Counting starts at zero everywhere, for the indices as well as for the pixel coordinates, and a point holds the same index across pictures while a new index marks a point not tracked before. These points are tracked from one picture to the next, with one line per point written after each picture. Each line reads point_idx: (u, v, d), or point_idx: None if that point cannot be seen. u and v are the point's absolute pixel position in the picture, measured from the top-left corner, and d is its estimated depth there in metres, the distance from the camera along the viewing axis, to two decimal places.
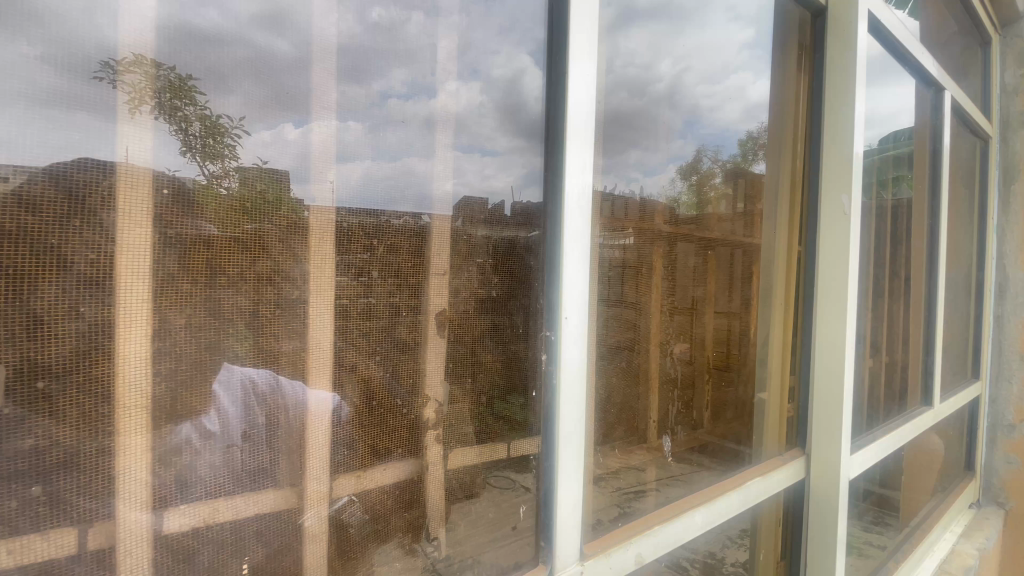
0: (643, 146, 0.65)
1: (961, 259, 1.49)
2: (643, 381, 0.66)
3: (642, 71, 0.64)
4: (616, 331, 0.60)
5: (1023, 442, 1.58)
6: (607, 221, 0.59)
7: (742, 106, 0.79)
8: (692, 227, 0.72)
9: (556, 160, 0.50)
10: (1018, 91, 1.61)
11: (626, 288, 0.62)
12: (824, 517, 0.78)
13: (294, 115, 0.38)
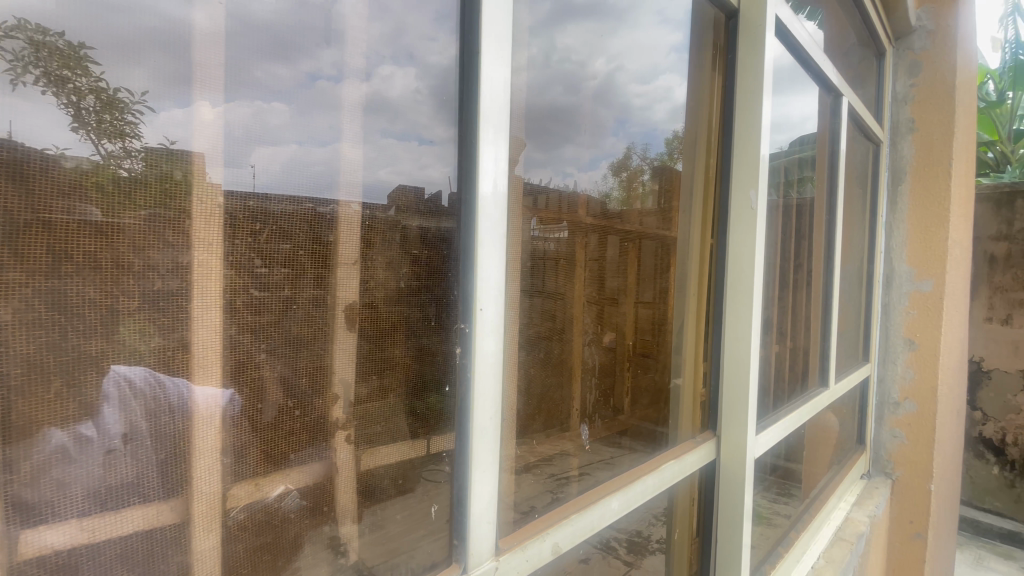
0: (578, 142, 0.67)
1: (855, 253, 1.64)
2: (568, 370, 0.67)
3: (578, 68, 0.66)
4: (539, 321, 0.60)
5: (906, 418, 1.76)
6: (539, 213, 0.61)
7: (670, 106, 0.83)
8: (616, 220, 0.74)
9: (469, 148, 0.48)
10: (906, 100, 1.79)
11: (550, 277, 0.62)
12: (732, 496, 0.82)
13: (207, 93, 0.35)
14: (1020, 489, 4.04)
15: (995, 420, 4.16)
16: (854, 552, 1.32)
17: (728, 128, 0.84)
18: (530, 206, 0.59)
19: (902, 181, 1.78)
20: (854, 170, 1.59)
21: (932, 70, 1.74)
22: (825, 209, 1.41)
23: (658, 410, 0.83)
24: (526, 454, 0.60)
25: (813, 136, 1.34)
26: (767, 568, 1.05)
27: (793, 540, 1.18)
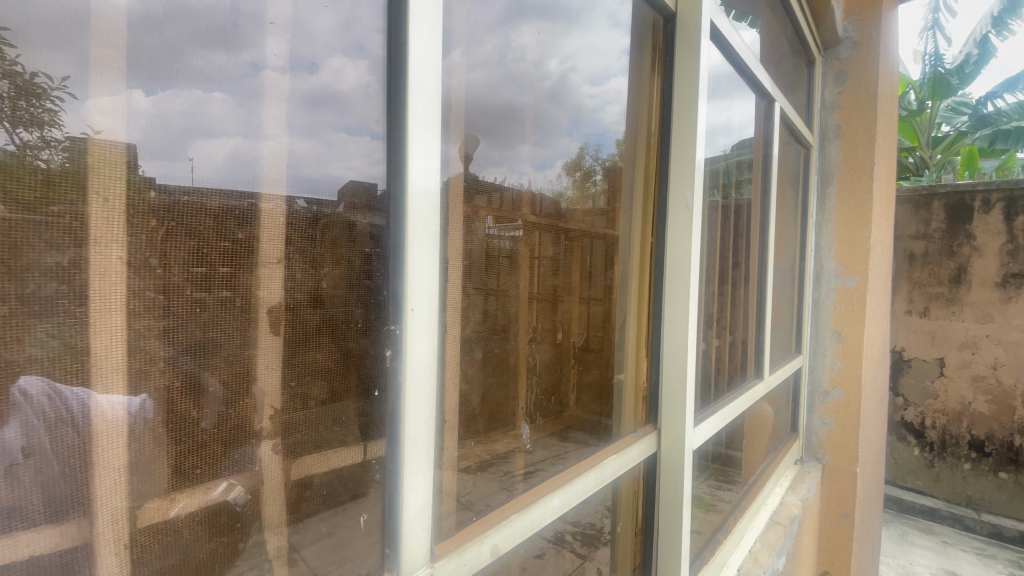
0: (533, 142, 0.68)
1: (787, 251, 1.73)
2: (514, 369, 0.67)
3: (532, 67, 0.67)
4: (479, 319, 0.60)
5: (834, 405, 1.88)
6: (494, 211, 0.62)
7: (621, 108, 0.84)
8: (555, 219, 0.73)
9: (398, 140, 0.45)
10: (834, 107, 1.90)
11: (490, 275, 0.61)
12: (672, 487, 0.84)
13: (142, 80, 0.34)
14: (937, 469, 4.39)
15: (915, 405, 4.50)
16: (788, 534, 1.39)
17: (666, 130, 0.86)
18: (467, 203, 0.57)
19: (830, 183, 1.89)
20: (787, 172, 1.68)
21: (857, 79, 1.86)
22: (759, 209, 1.48)
23: (601, 408, 0.83)
24: (482, 451, 0.61)
25: (751, 139, 1.39)
26: (707, 553, 1.09)
27: (731, 526, 1.23)
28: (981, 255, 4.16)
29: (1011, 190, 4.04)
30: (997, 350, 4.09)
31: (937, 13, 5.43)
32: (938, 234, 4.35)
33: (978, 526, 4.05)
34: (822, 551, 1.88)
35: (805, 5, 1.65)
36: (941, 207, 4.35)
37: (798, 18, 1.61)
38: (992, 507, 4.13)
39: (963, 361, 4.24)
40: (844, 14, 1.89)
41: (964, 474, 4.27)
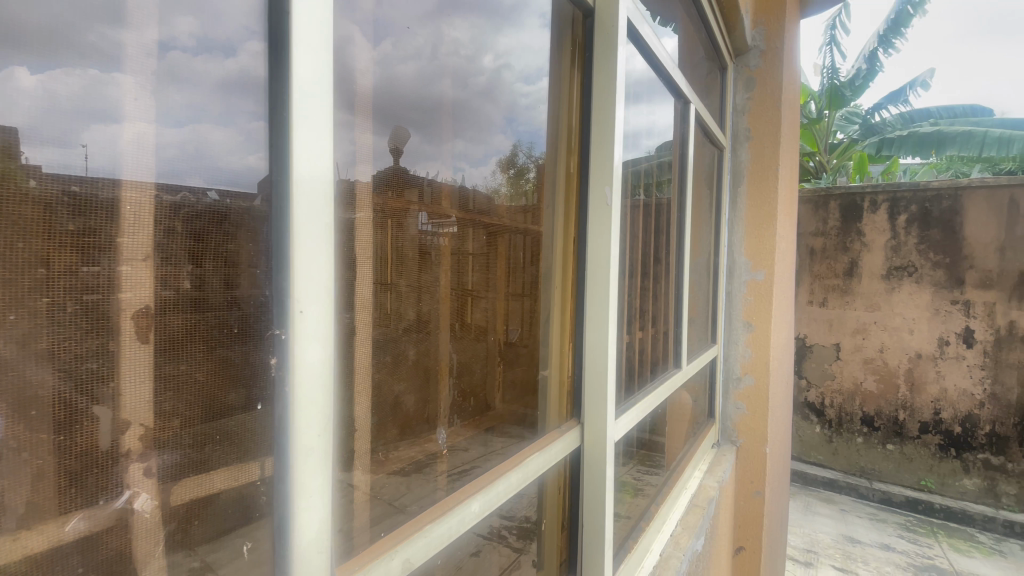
0: (468, 138, 0.66)
1: (703, 247, 1.82)
2: (434, 369, 0.63)
3: (466, 63, 0.65)
4: (392, 317, 0.56)
5: (746, 390, 2.01)
6: (427, 207, 0.60)
7: (549, 104, 0.83)
8: (480, 213, 0.70)
9: (280, 121, 0.40)
10: (743, 111, 2.03)
11: (403, 271, 0.57)
12: (596, 478, 0.86)
13: (27, 59, 0.31)
14: (835, 444, 4.84)
15: (816, 386, 4.94)
16: (706, 515, 1.47)
17: (586, 126, 0.87)
18: (387, 194, 0.54)
19: (741, 183, 2.02)
20: (702, 171, 1.76)
21: (764, 86, 1.99)
22: (677, 207, 1.54)
23: (524, 407, 0.80)
24: (416, 452, 0.60)
25: (669, 138, 1.45)
26: (631, 540, 1.13)
27: (653, 513, 1.27)
28: (870, 250, 4.63)
29: (893, 193, 4.53)
30: (883, 335, 4.58)
31: (832, 30, 5.97)
32: (834, 232, 4.78)
33: (871, 493, 4.53)
34: (738, 528, 2.00)
35: (717, 12, 1.73)
36: (836, 207, 4.79)
37: (712, 25, 1.69)
38: (881, 475, 4.62)
39: (856, 346, 4.71)
40: (752, 24, 2.01)
41: (857, 447, 4.74)
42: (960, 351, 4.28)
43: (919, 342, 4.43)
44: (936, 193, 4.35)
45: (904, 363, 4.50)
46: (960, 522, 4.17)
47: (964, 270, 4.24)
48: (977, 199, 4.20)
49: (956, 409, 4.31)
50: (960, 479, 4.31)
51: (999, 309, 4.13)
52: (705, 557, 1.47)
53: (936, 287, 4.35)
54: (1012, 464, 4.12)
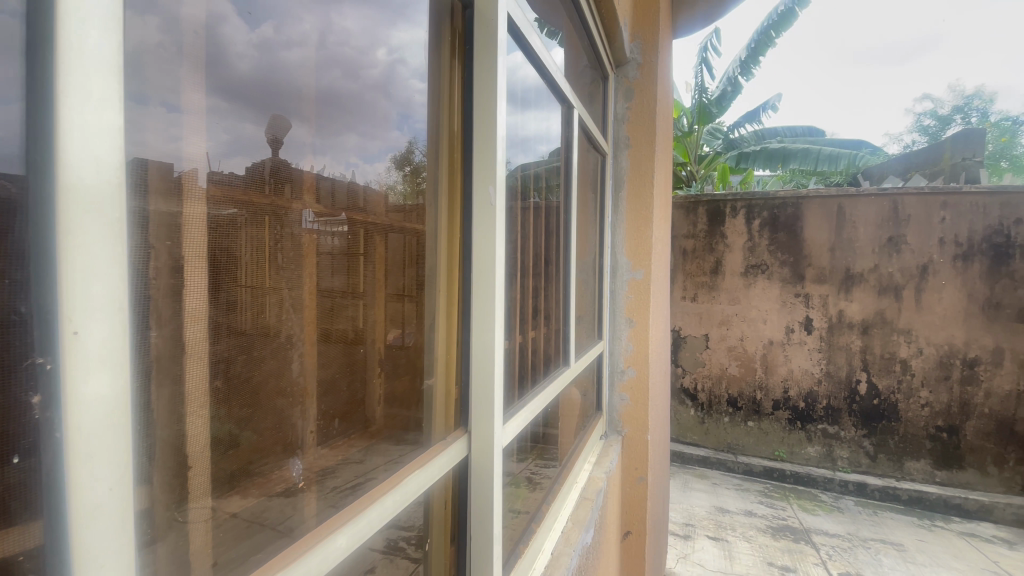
0: (361, 131, 0.62)
1: (588, 249, 1.90)
2: (297, 390, 0.55)
3: (357, 54, 0.61)
4: (241, 331, 0.48)
5: (629, 382, 2.13)
6: (319, 206, 0.58)
7: (434, 95, 0.79)
8: (357, 210, 0.64)
9: (39, 89, 0.31)
10: (623, 119, 2.15)
11: (258, 276, 0.50)
12: (483, 486, 0.83)
13: None
14: (706, 424, 5.37)
15: (690, 373, 5.43)
16: (594, 508, 1.50)
17: (468, 121, 0.84)
18: (256, 189, 0.50)
19: (622, 188, 2.15)
20: (587, 176, 1.83)
21: (641, 97, 2.12)
22: (564, 209, 1.57)
23: (408, 420, 0.74)
24: (306, 468, 0.55)
25: (555, 144, 1.48)
26: (524, 540, 1.13)
27: (542, 514, 1.26)
28: (731, 251, 5.19)
29: (749, 201, 5.12)
30: (743, 325, 5.16)
31: (704, 53, 6.62)
32: (702, 234, 5.30)
33: (736, 466, 5.09)
34: (626, 513, 2.10)
35: (599, 23, 1.80)
36: (703, 212, 5.30)
37: (594, 36, 1.76)
38: (744, 449, 5.20)
39: (722, 335, 5.25)
40: (631, 37, 2.13)
41: (724, 426, 5.29)
42: (803, 337, 4.96)
43: (771, 330, 5.06)
44: (782, 202, 4.99)
45: (759, 349, 5.11)
46: (806, 484, 4.84)
47: (804, 268, 4.93)
48: (813, 207, 4.90)
49: (801, 387, 4.99)
50: (806, 447, 5.00)
51: (831, 301, 4.86)
52: (594, 547, 1.52)
53: (783, 283, 5.00)
54: (844, 431, 4.86)
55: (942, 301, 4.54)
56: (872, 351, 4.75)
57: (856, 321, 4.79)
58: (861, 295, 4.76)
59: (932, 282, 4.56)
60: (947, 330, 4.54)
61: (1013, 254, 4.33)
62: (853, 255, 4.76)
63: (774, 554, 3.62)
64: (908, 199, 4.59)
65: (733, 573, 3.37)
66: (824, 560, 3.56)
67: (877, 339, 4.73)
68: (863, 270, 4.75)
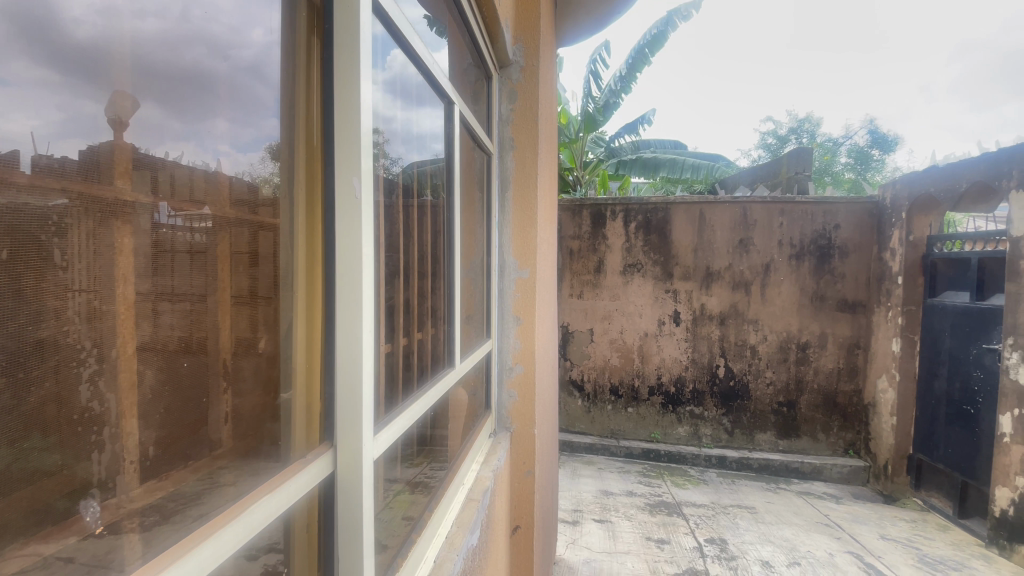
0: (229, 117, 0.60)
1: (475, 250, 1.88)
2: (101, 419, 0.47)
3: (230, 33, 0.59)
4: (11, 347, 0.40)
5: (517, 379, 2.16)
6: (177, 201, 0.55)
7: (296, 74, 0.73)
8: (203, 205, 0.58)
9: None
10: (507, 121, 2.18)
11: (29, 279, 0.41)
12: (351, 503, 0.78)
13: None
14: (592, 413, 5.68)
15: (576, 366, 5.69)
16: (480, 508, 1.48)
17: (330, 108, 0.77)
18: (89, 180, 0.46)
19: (508, 189, 2.17)
20: (472, 176, 1.82)
21: (524, 100, 2.16)
22: (448, 209, 1.52)
23: (260, 439, 0.66)
24: (157, 494, 0.51)
25: (439, 141, 1.43)
26: (407, 546, 1.09)
27: (426, 521, 1.20)
28: (612, 251, 5.54)
29: (627, 205, 5.48)
30: (622, 319, 5.53)
31: (593, 64, 6.99)
32: (587, 235, 5.58)
33: (618, 450, 5.45)
34: (514, 507, 2.13)
35: (482, 23, 1.79)
36: (587, 215, 5.57)
37: (476, 35, 1.74)
38: (625, 433, 5.59)
39: (604, 330, 5.59)
40: (514, 39, 2.14)
41: (608, 413, 5.64)
42: (672, 329, 5.45)
43: (646, 323, 5.49)
44: (653, 207, 5.43)
45: (636, 341, 5.52)
46: (677, 461, 5.33)
47: (673, 266, 5.42)
48: (679, 211, 5.39)
49: (671, 374, 5.48)
50: (676, 428, 5.50)
51: (695, 296, 5.40)
52: (480, 548, 1.50)
53: (656, 280, 5.45)
54: (706, 411, 5.43)
55: (781, 294, 5.26)
56: (728, 339, 5.36)
57: (715, 312, 5.37)
58: (718, 290, 5.35)
59: (773, 278, 5.26)
60: (785, 320, 5.27)
61: (832, 254, 5.15)
62: (712, 255, 5.34)
63: (651, 529, 3.92)
64: (755, 206, 5.25)
65: (617, 551, 3.59)
66: (693, 529, 3.94)
67: (732, 329, 5.35)
68: (720, 268, 5.34)
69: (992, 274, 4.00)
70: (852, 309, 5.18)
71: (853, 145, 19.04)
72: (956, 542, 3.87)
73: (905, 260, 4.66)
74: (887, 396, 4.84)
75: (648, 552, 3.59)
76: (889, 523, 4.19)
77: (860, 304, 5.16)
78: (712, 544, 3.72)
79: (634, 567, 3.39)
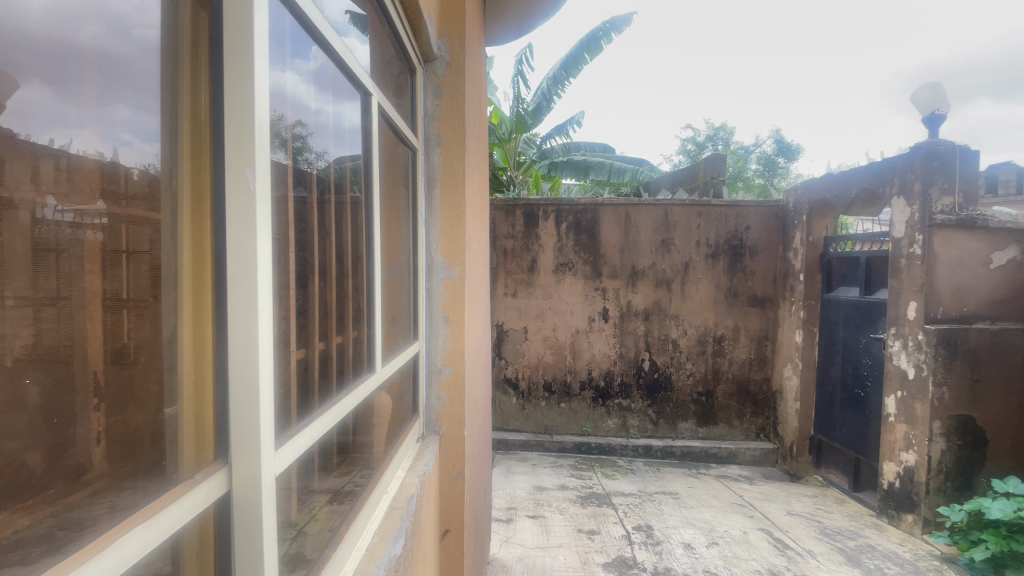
0: (131, 103, 0.59)
1: (399, 249, 1.82)
2: None
3: (128, 12, 0.58)
4: None
5: (446, 381, 2.12)
6: (64, 194, 0.53)
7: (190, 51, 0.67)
8: (78, 207, 0.54)
9: None
10: (433, 116, 2.13)
11: None
12: (249, 524, 0.71)
13: None
14: (527, 410, 5.74)
15: (511, 364, 5.71)
16: (405, 516, 1.43)
17: (218, 90, 0.69)
18: None
19: (434, 186, 2.12)
20: (395, 172, 1.75)
21: (449, 96, 2.13)
22: (366, 206, 1.43)
23: (137, 459, 0.59)
24: (38, 514, 0.49)
25: (357, 136, 1.36)
26: (323, 559, 1.02)
27: (344, 533, 1.14)
28: (544, 250, 5.61)
29: (558, 205, 5.57)
30: (555, 317, 5.64)
31: (520, 64, 7.04)
32: (520, 234, 5.61)
33: (552, 445, 5.54)
34: (443, 511, 2.09)
35: (404, 16, 1.73)
36: (520, 214, 5.60)
37: (398, 27, 1.67)
38: (557, 428, 5.70)
39: (537, 328, 5.66)
40: (439, 33, 2.10)
41: (542, 409, 5.73)
42: (601, 325, 5.62)
43: (577, 320, 5.62)
44: (583, 208, 5.56)
45: (568, 338, 5.65)
46: (607, 453, 5.51)
47: (602, 265, 5.59)
48: (607, 212, 5.56)
49: (601, 369, 5.65)
50: (606, 420, 5.68)
51: (622, 293, 5.60)
52: (405, 556, 1.45)
53: (586, 279, 5.60)
54: (633, 403, 5.66)
55: (698, 290, 5.58)
56: (652, 334, 5.61)
57: (640, 309, 5.60)
58: (643, 287, 5.58)
59: (692, 276, 5.57)
60: (703, 315, 5.59)
61: (744, 253, 5.54)
62: (637, 254, 5.56)
63: (582, 521, 4.02)
64: (675, 209, 5.53)
65: (550, 546, 3.64)
66: (622, 518, 4.09)
67: (656, 324, 5.60)
68: (645, 267, 5.57)
69: (877, 271, 4.44)
70: (761, 304, 5.59)
71: (762, 153, 20.59)
72: (852, 513, 4.29)
73: (805, 258, 5.09)
74: (791, 382, 5.28)
75: (580, 544, 3.67)
76: (794, 500, 4.57)
77: (768, 299, 5.58)
78: (639, 531, 3.87)
79: (566, 560, 3.45)
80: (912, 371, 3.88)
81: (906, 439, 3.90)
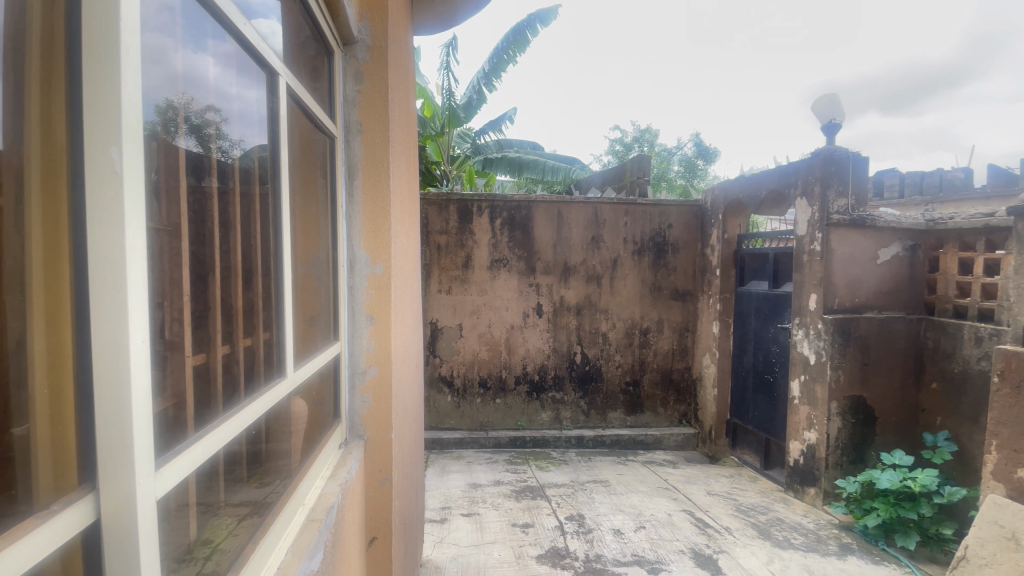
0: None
1: (316, 244, 1.71)
2: None
3: None
4: None
5: (370, 383, 2.03)
6: None
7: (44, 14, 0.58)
8: None
9: None
10: (354, 103, 2.02)
11: None
12: (125, 555, 0.63)
13: None
14: (461, 407, 5.69)
15: (445, 362, 5.63)
16: (323, 528, 1.34)
17: (75, 57, 0.60)
18: None
19: (356, 176, 2.02)
20: (310, 162, 1.65)
21: (371, 81, 2.03)
22: (275, 196, 1.31)
23: None
24: None
25: (263, 122, 1.25)
26: None
27: (254, 552, 1.04)
28: (478, 247, 5.56)
29: (491, 202, 5.55)
30: (489, 313, 5.62)
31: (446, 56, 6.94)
32: (454, 230, 5.52)
33: (487, 442, 5.53)
34: (369, 518, 2.01)
35: None
36: (454, 210, 5.51)
37: (313, 6, 1.57)
38: (492, 424, 5.71)
39: (472, 324, 5.62)
40: (359, 15, 2.00)
41: (476, 406, 5.71)
42: (535, 320, 5.68)
43: (511, 316, 5.65)
44: (517, 204, 5.57)
45: (503, 334, 5.66)
46: (541, 446, 5.58)
47: (535, 261, 5.64)
48: (540, 209, 5.61)
49: (535, 364, 5.72)
50: (540, 414, 5.76)
51: (555, 289, 5.68)
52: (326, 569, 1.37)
53: (520, 275, 5.63)
54: (566, 396, 5.78)
55: (626, 285, 5.78)
56: (583, 328, 5.74)
57: (572, 303, 5.72)
58: (574, 283, 5.70)
59: (620, 272, 5.76)
60: (631, 309, 5.80)
61: (667, 249, 5.81)
62: (569, 251, 5.67)
63: (516, 514, 4.05)
64: (605, 207, 5.68)
65: (484, 543, 3.63)
66: (555, 509, 4.16)
67: (587, 318, 5.74)
68: (576, 263, 5.69)
69: (783, 266, 4.79)
70: (682, 297, 5.89)
71: (684, 155, 21.74)
72: (763, 490, 4.63)
73: (722, 254, 5.42)
74: (710, 370, 5.61)
75: (512, 538, 3.68)
76: (713, 480, 4.86)
77: (688, 293, 5.90)
78: (571, 521, 3.95)
79: (501, 555, 3.45)
80: (813, 357, 4.24)
81: (808, 419, 4.27)
